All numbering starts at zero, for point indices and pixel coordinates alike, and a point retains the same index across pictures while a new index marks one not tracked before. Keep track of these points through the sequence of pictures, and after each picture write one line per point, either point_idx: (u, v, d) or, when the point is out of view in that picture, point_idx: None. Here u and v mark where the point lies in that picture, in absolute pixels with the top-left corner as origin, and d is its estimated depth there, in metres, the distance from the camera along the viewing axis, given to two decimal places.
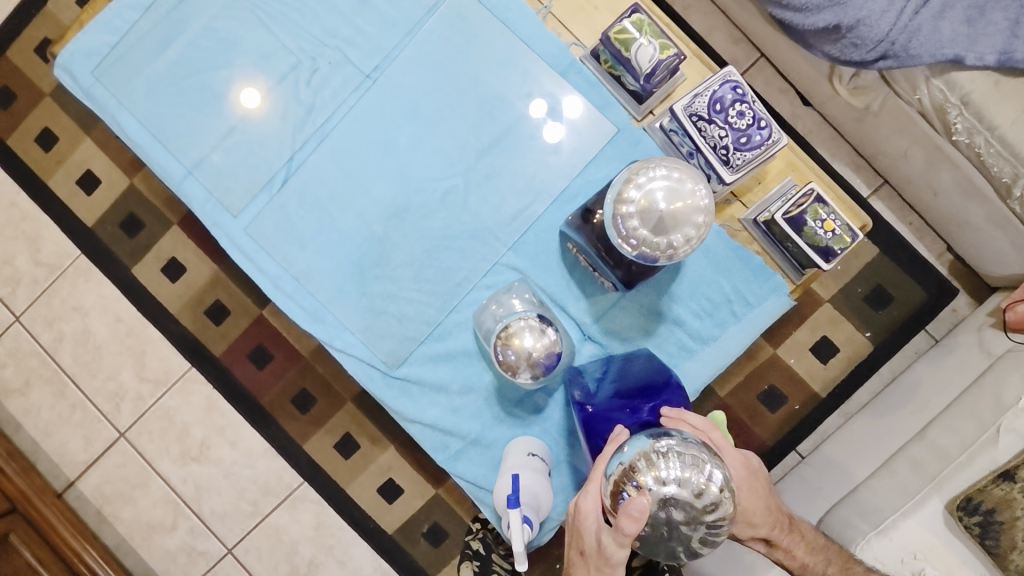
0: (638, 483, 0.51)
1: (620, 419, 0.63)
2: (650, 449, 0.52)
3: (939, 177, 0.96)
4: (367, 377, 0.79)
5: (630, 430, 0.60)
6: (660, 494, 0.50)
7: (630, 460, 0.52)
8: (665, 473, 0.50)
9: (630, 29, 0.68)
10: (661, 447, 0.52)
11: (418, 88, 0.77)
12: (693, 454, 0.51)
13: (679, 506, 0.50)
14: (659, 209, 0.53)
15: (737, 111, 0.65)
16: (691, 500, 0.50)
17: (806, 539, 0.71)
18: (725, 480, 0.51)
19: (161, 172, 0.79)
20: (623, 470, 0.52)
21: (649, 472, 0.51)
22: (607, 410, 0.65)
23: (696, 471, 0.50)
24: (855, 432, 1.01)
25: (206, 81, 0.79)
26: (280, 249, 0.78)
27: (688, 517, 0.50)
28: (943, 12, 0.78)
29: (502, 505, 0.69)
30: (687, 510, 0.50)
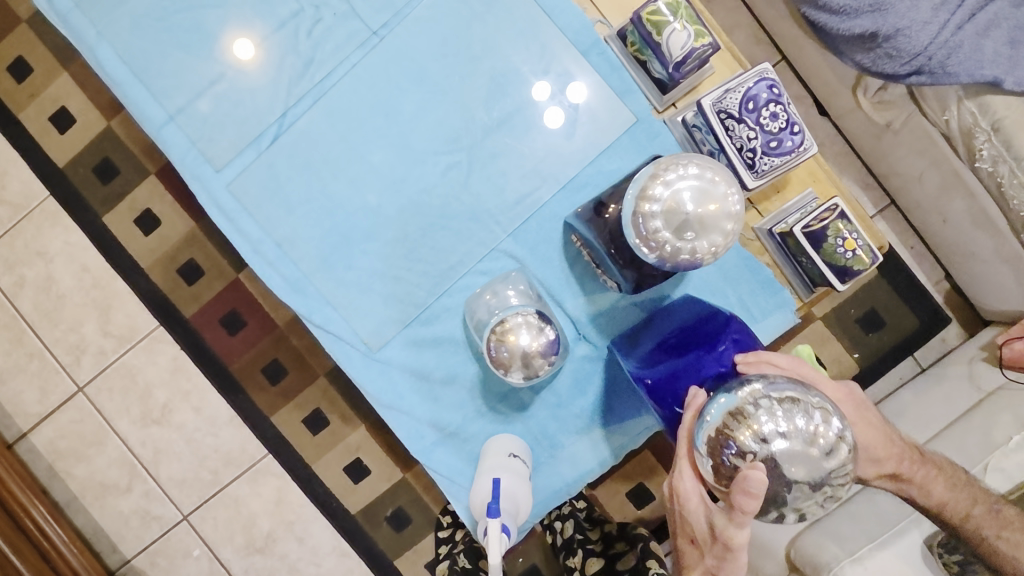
0: (737, 445, 0.48)
1: (696, 376, 0.59)
2: (744, 405, 0.49)
3: (951, 204, 0.94)
4: (346, 357, 0.74)
5: (707, 390, 0.58)
6: (771, 450, 0.47)
7: (720, 422, 0.49)
8: (765, 428, 0.47)
9: (664, 11, 0.63)
10: (754, 399, 0.49)
11: (428, 51, 0.71)
12: (793, 400, 0.48)
13: (795, 459, 0.47)
14: (686, 210, 0.47)
15: (770, 112, 0.60)
16: (805, 450, 0.47)
17: (943, 474, 0.71)
18: (836, 420, 0.48)
19: (139, 114, 0.72)
20: (714, 436, 0.50)
21: (748, 430, 0.48)
22: (670, 375, 0.61)
23: (801, 416, 0.47)
24: None
25: (196, 20, 0.72)
26: (263, 211, 0.73)
27: (806, 468, 0.47)
28: (988, 30, 0.74)
29: (480, 511, 0.65)
30: (803, 463, 0.46)
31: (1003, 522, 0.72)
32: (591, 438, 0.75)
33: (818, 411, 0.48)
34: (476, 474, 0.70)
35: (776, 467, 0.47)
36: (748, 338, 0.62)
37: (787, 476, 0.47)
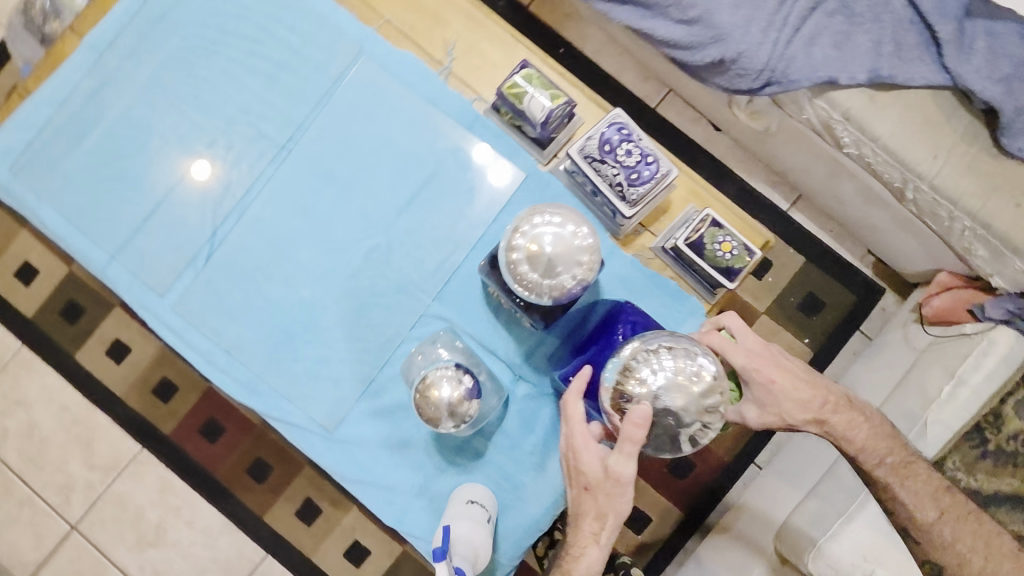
0: (629, 395, 0.52)
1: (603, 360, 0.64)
2: (628, 360, 0.53)
3: (841, 187, 1.03)
4: (308, 442, 0.78)
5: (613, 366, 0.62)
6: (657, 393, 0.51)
7: (613, 380, 0.53)
8: (647, 373, 0.51)
9: (520, 83, 0.72)
10: (635, 352, 0.53)
11: (332, 154, 0.80)
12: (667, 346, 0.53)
13: (675, 394, 0.51)
14: (547, 253, 0.53)
15: (624, 150, 0.69)
16: (682, 386, 0.51)
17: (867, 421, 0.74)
18: (704, 356, 0.53)
19: (84, 260, 0.80)
20: (611, 394, 0.53)
21: (635, 381, 0.52)
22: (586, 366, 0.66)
23: (674, 357, 0.52)
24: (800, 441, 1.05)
25: (124, 167, 0.81)
26: (208, 323, 0.79)
27: (687, 400, 0.51)
28: (815, 38, 0.85)
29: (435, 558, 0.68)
30: (682, 396, 0.51)
31: (909, 473, 0.73)
32: (551, 471, 0.78)
33: (689, 350, 0.53)
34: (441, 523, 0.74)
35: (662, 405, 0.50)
36: (646, 317, 0.67)
37: (671, 409, 0.51)
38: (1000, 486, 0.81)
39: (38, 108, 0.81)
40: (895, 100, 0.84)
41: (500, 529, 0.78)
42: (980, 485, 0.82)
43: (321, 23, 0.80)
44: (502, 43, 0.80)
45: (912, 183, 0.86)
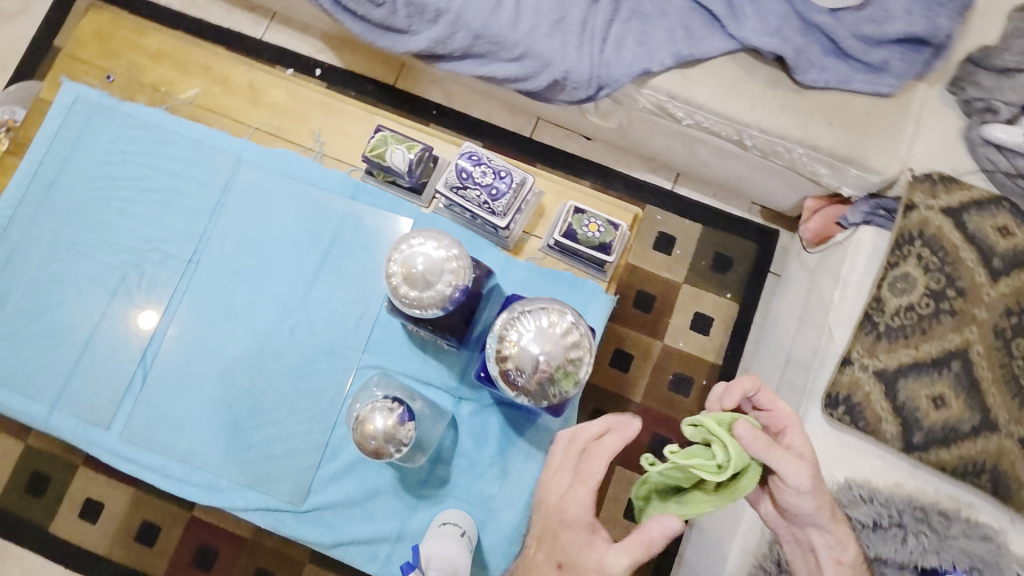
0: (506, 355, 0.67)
1: None
2: (499, 335, 0.68)
3: (700, 153, 1.15)
4: (280, 522, 0.82)
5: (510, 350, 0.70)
6: (526, 347, 0.66)
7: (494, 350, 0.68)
8: (514, 334, 0.67)
9: (379, 144, 0.82)
10: (501, 327, 0.68)
11: (236, 254, 0.88)
12: (525, 310, 0.69)
13: (538, 342, 0.66)
14: (419, 270, 0.61)
15: (480, 172, 0.79)
16: (540, 334, 0.66)
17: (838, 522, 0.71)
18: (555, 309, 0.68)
19: (25, 417, 0.84)
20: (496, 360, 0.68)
21: (507, 345, 0.67)
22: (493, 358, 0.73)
23: (532, 316, 0.68)
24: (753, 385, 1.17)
25: (46, 321, 0.86)
26: (157, 440, 0.83)
27: (548, 343, 0.66)
28: (621, 42, 0.99)
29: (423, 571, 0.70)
30: (543, 341, 0.66)
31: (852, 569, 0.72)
32: (518, 472, 0.82)
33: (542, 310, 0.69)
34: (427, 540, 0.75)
35: (528, 352, 0.66)
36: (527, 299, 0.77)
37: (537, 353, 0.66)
38: (896, 360, 0.85)
39: None
40: (704, 71, 0.98)
41: (484, 545, 0.81)
42: (884, 365, 0.86)
43: (199, 146, 0.90)
44: (361, 119, 0.92)
45: (745, 133, 1.00)
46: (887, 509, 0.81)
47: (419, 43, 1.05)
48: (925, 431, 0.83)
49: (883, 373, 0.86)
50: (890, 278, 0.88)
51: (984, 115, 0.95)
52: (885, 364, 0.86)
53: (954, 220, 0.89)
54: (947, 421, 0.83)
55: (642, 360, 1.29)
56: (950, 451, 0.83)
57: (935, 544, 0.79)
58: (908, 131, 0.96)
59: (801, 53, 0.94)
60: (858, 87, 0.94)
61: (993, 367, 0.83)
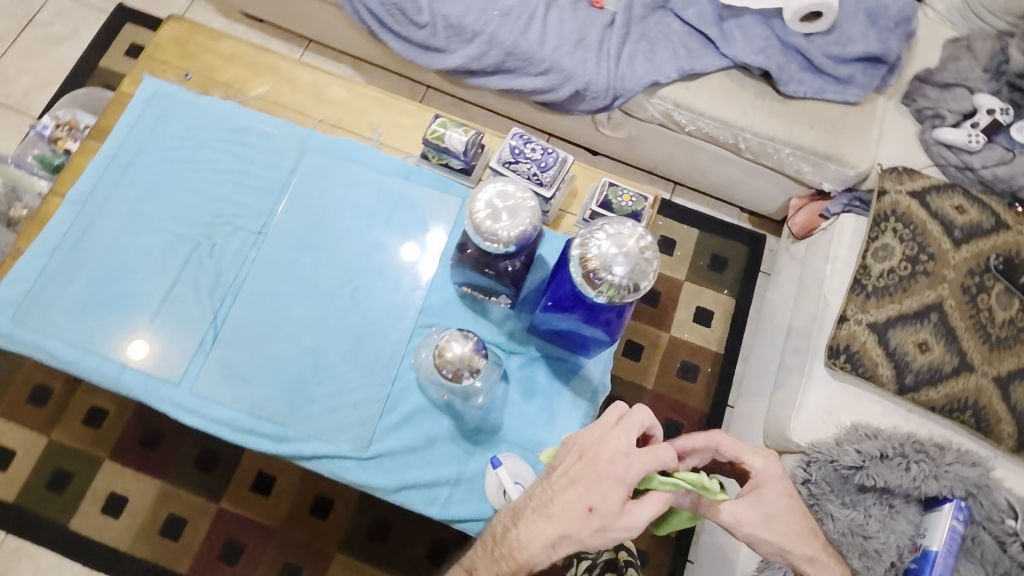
0: (590, 266, 0.64)
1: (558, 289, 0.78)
2: (576, 249, 0.66)
3: (699, 159, 1.31)
4: (344, 469, 0.87)
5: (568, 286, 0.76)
6: (608, 254, 0.64)
7: (577, 264, 0.65)
8: (595, 246, 0.64)
9: (439, 129, 0.97)
10: (578, 240, 0.67)
11: (302, 227, 0.97)
12: (597, 227, 0.66)
13: (618, 248, 0.64)
14: (501, 207, 0.73)
15: (530, 149, 0.93)
16: (618, 242, 0.64)
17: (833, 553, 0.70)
18: (624, 221, 0.67)
19: (98, 375, 0.89)
20: (582, 273, 0.65)
21: (587, 255, 0.65)
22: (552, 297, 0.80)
23: (605, 229, 0.66)
24: (755, 364, 1.29)
25: (121, 287, 0.93)
26: (227, 394, 0.89)
27: (627, 249, 0.64)
28: (632, 58, 1.16)
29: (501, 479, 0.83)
30: (622, 248, 0.64)
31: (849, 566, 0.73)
32: (564, 417, 0.91)
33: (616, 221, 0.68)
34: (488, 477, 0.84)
35: (610, 260, 0.63)
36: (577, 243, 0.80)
37: (619, 259, 0.63)
38: (885, 314, 0.99)
39: (33, 260, 0.93)
40: (702, 83, 1.16)
41: None
42: (875, 318, 0.99)
43: (268, 134, 1.01)
44: (413, 115, 1.06)
45: (740, 137, 1.16)
46: (891, 443, 0.92)
47: (456, 60, 1.20)
48: (915, 373, 0.96)
49: (875, 326, 0.99)
50: (873, 249, 1.04)
51: (934, 120, 1.13)
52: (876, 317, 0.99)
53: (919, 201, 1.05)
54: (932, 363, 0.96)
55: (652, 350, 1.40)
56: (937, 390, 0.96)
57: (933, 470, 0.90)
58: (875, 133, 1.14)
59: (782, 69, 1.12)
60: (831, 96, 1.13)
61: (964, 317, 0.98)
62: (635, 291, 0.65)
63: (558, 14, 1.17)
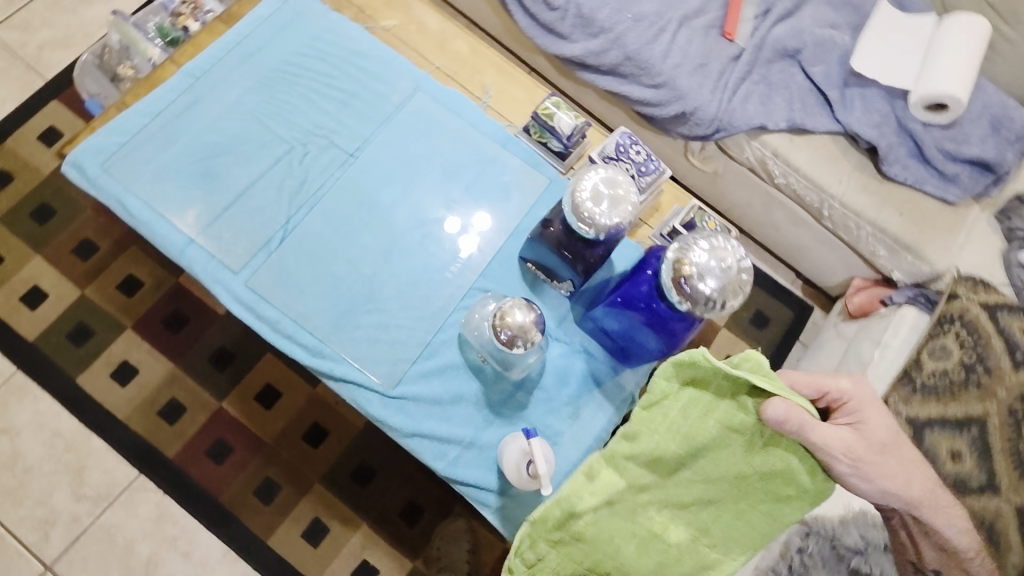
0: (683, 274, 0.66)
1: (638, 287, 0.78)
2: (672, 254, 0.68)
3: (774, 216, 1.27)
4: (366, 401, 0.88)
5: (648, 286, 0.77)
6: (705, 265, 0.65)
7: (670, 270, 0.67)
8: (693, 255, 0.66)
9: (551, 108, 0.99)
10: (676, 246, 0.68)
11: (392, 161, 0.98)
12: (698, 237, 0.67)
13: (715, 263, 0.65)
14: (604, 194, 0.73)
15: (634, 151, 0.94)
16: (718, 257, 0.65)
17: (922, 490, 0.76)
18: (726, 238, 0.67)
19: (164, 242, 0.91)
20: (672, 280, 0.67)
21: (683, 261, 0.66)
22: (627, 293, 0.80)
23: (706, 241, 0.67)
24: None
25: (210, 166, 0.95)
26: (278, 296, 0.90)
27: (724, 266, 0.65)
28: (746, 98, 1.16)
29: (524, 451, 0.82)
30: (720, 264, 0.65)
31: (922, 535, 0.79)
32: (588, 416, 0.91)
33: (717, 236, 0.69)
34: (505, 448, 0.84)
35: (705, 273, 0.65)
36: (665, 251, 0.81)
37: (714, 273, 0.64)
38: (926, 413, 1.01)
39: (136, 116, 0.95)
40: (807, 141, 1.15)
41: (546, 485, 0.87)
42: (916, 414, 1.01)
43: (386, 64, 1.03)
44: (526, 87, 1.08)
45: (827, 203, 1.15)
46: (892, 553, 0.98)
47: (574, 49, 1.20)
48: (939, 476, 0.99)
49: (913, 421, 1.00)
50: (930, 347, 1.04)
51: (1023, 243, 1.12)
52: (917, 414, 1.01)
53: (988, 314, 1.05)
54: (959, 473, 0.98)
55: None
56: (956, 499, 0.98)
57: None
58: (961, 238, 1.12)
59: (890, 149, 1.12)
60: (929, 190, 1.13)
61: (1002, 438, 0.99)
62: (720, 307, 0.66)
63: (687, 35, 1.18)
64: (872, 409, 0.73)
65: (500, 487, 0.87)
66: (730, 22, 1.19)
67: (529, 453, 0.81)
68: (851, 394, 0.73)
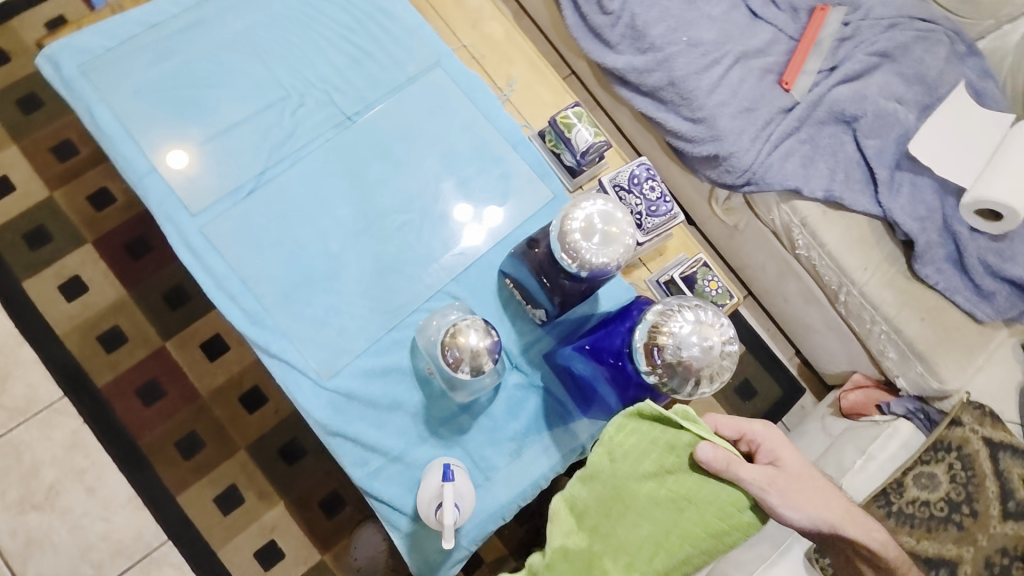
0: (658, 344, 0.57)
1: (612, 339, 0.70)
2: (654, 316, 0.59)
3: (787, 287, 1.18)
4: (297, 385, 0.79)
5: (621, 341, 0.69)
6: (683, 338, 0.56)
7: (645, 336, 0.59)
8: (675, 326, 0.57)
9: (572, 117, 0.90)
10: (660, 308, 0.59)
11: (391, 134, 0.90)
12: (687, 304, 0.58)
13: (696, 339, 0.56)
14: (598, 227, 0.63)
15: (648, 186, 0.85)
16: (703, 334, 0.56)
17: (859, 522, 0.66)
18: (719, 313, 0.58)
19: (125, 164, 0.83)
20: (644, 347, 0.58)
21: (661, 327, 0.58)
22: (598, 342, 0.72)
23: (694, 311, 0.57)
24: None
25: (194, 94, 0.86)
26: (232, 250, 0.82)
27: (706, 345, 0.55)
28: (788, 155, 1.06)
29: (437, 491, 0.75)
30: (703, 341, 0.55)
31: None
32: (529, 459, 0.82)
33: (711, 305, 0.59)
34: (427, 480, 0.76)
35: (682, 348, 0.56)
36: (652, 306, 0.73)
37: (692, 351, 0.55)
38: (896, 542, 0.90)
39: (130, 24, 0.87)
40: (841, 217, 1.06)
41: (466, 527, 0.78)
42: None
43: (411, 30, 0.94)
44: (554, 89, 0.99)
45: (846, 287, 1.06)
46: None
47: (617, 61, 1.10)
48: None
49: None
50: (918, 471, 0.94)
51: None
52: None
53: (990, 452, 0.95)
54: None
55: None
56: None
57: None
58: (980, 360, 1.03)
59: (928, 247, 1.02)
60: (959, 301, 1.03)
61: None
62: (692, 389, 0.57)
63: (741, 74, 1.08)
64: (781, 445, 0.63)
65: (415, 513, 0.78)
66: (790, 71, 1.09)
67: (441, 497, 0.74)
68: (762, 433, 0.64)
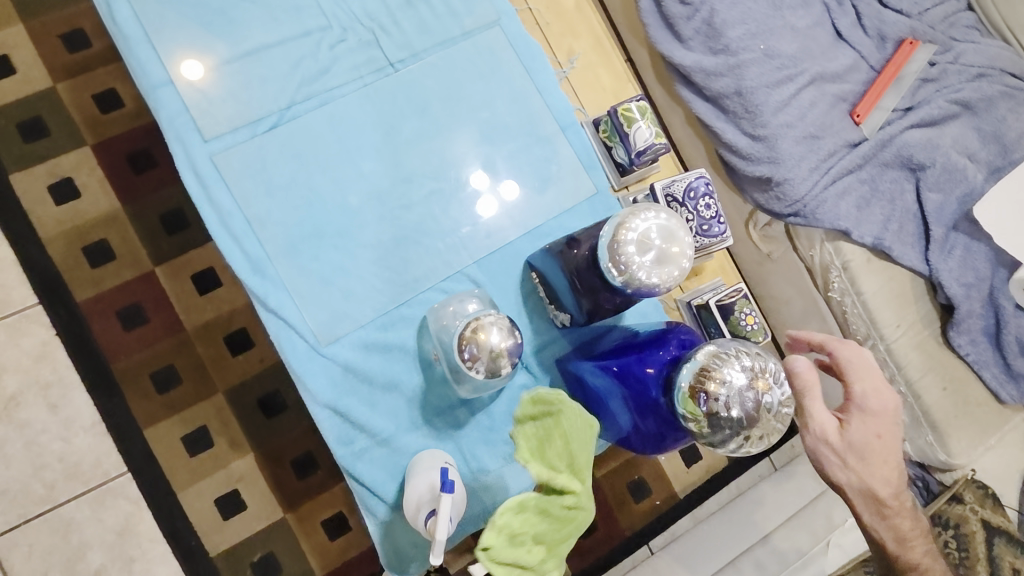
0: (708, 392, 0.52)
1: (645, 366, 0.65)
2: (703, 357, 0.55)
3: (808, 327, 1.11)
4: (289, 346, 0.73)
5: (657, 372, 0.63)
6: (735, 389, 0.51)
7: (691, 381, 0.54)
8: (727, 375, 0.52)
9: (635, 111, 0.81)
10: (710, 351, 0.54)
11: (433, 90, 0.81)
12: (742, 350, 0.53)
13: (749, 391, 0.51)
14: (654, 243, 0.56)
15: (705, 203, 0.78)
16: (757, 384, 0.51)
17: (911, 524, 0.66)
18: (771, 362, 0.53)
19: (136, 68, 0.74)
20: (690, 391, 0.54)
21: (711, 374, 0.53)
22: (628, 365, 0.67)
23: (747, 358, 0.53)
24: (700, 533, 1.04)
25: (225, 5, 0.77)
26: (241, 186, 0.74)
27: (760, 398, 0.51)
28: (844, 193, 1.00)
29: (426, 496, 0.67)
30: (757, 394, 0.51)
31: None
32: (522, 466, 0.77)
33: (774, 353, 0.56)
34: (417, 476, 0.69)
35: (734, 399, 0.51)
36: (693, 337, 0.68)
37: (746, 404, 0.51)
38: None
39: None
40: (884, 268, 1.01)
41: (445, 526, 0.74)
42: None
43: None
44: (616, 76, 0.91)
45: (872, 340, 1.01)
46: None
47: (685, 57, 1.02)
48: None
49: None
50: None
51: None
52: None
53: (986, 535, 0.93)
54: None
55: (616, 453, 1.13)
56: None
57: None
58: (992, 439, 1.00)
59: (968, 316, 0.98)
60: (986, 376, 0.99)
61: None
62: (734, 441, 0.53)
63: (813, 97, 1.01)
64: (876, 415, 0.62)
65: (395, 502, 0.73)
66: (865, 103, 1.02)
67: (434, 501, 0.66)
68: (866, 393, 0.62)
